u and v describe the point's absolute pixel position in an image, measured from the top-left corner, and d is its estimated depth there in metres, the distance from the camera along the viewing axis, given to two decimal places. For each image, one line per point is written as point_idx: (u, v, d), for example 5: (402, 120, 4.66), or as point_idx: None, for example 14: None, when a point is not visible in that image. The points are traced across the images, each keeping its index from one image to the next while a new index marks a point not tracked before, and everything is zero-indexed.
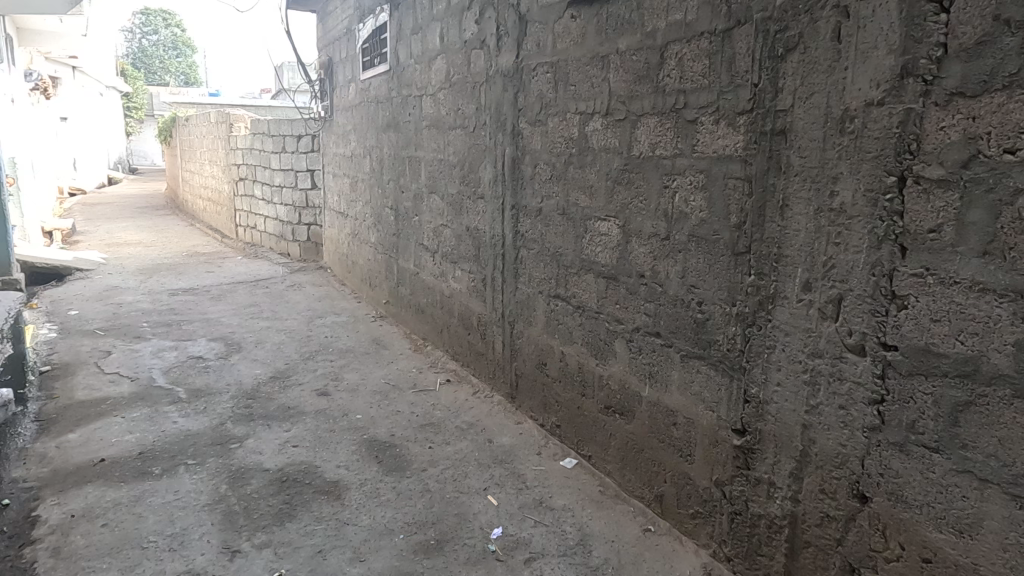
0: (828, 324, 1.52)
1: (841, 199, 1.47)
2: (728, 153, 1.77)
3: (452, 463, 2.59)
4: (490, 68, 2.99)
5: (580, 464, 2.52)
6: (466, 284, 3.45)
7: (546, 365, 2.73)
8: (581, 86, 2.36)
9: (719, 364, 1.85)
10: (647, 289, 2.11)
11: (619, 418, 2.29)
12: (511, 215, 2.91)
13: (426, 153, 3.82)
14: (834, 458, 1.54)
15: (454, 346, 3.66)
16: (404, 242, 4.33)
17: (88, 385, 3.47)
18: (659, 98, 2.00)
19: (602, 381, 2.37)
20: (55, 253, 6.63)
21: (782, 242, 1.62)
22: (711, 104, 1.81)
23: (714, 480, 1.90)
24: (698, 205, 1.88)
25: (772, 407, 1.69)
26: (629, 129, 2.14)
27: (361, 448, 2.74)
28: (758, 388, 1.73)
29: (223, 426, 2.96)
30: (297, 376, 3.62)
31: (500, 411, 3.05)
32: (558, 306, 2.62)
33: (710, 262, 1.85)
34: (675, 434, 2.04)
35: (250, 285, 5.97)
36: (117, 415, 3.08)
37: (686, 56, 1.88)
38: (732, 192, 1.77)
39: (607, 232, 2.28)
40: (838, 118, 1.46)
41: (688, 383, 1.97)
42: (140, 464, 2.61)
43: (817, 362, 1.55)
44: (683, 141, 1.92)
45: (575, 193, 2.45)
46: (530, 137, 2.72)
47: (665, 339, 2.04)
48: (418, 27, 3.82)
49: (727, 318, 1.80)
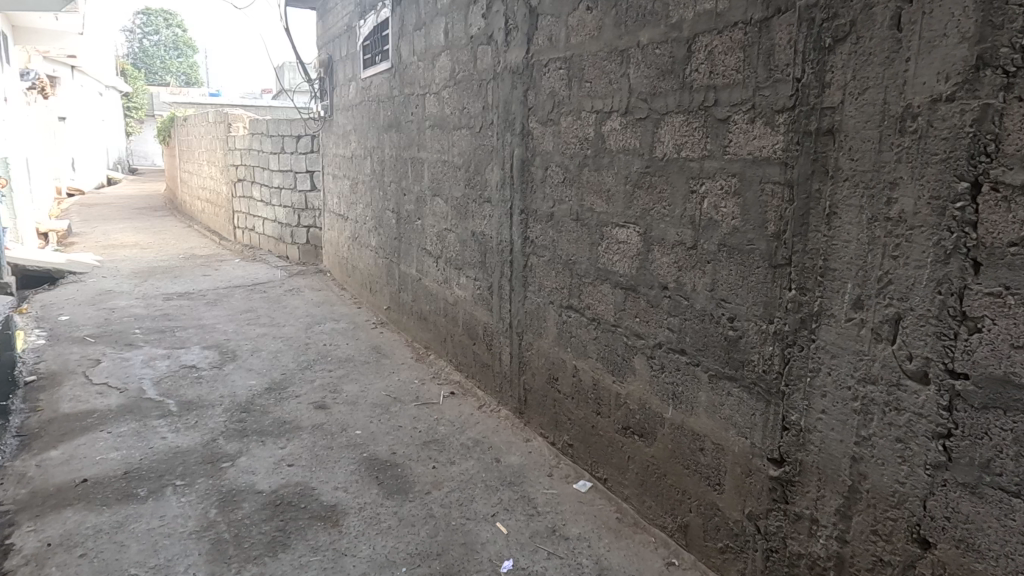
0: (883, 346, 1.36)
1: (899, 207, 1.31)
2: (765, 154, 1.61)
3: (457, 486, 2.42)
4: (497, 65, 2.83)
5: (595, 488, 2.35)
6: (471, 291, 3.29)
7: (557, 380, 2.57)
8: (597, 83, 2.20)
9: (754, 387, 1.69)
10: (671, 301, 1.95)
11: (639, 441, 2.13)
12: (520, 220, 2.75)
13: (430, 154, 3.66)
14: (889, 496, 1.37)
15: (458, 356, 3.49)
16: (406, 247, 4.17)
17: (74, 396, 3.30)
18: (685, 95, 1.84)
19: (619, 400, 2.21)
20: (48, 256, 6.43)
21: (827, 254, 1.46)
22: (746, 102, 1.65)
23: (746, 513, 1.74)
24: (730, 211, 1.72)
25: (814, 436, 1.53)
26: (650, 129, 1.98)
27: (360, 468, 2.58)
28: (799, 415, 1.56)
29: (215, 443, 2.80)
30: (294, 387, 3.45)
31: (507, 427, 2.88)
32: (570, 317, 2.46)
33: (744, 275, 1.69)
34: (702, 461, 1.88)
35: (247, 289, 5.80)
36: (103, 430, 2.92)
37: (717, 49, 1.72)
38: (770, 198, 1.61)
39: (626, 240, 2.11)
40: (898, 116, 1.30)
41: (717, 407, 1.81)
42: (125, 485, 2.44)
43: (870, 389, 1.40)
44: (713, 141, 1.76)
45: (589, 198, 2.29)
46: (541, 137, 2.56)
47: (691, 357, 1.88)
48: (421, 23, 3.66)
49: (763, 336, 1.64)
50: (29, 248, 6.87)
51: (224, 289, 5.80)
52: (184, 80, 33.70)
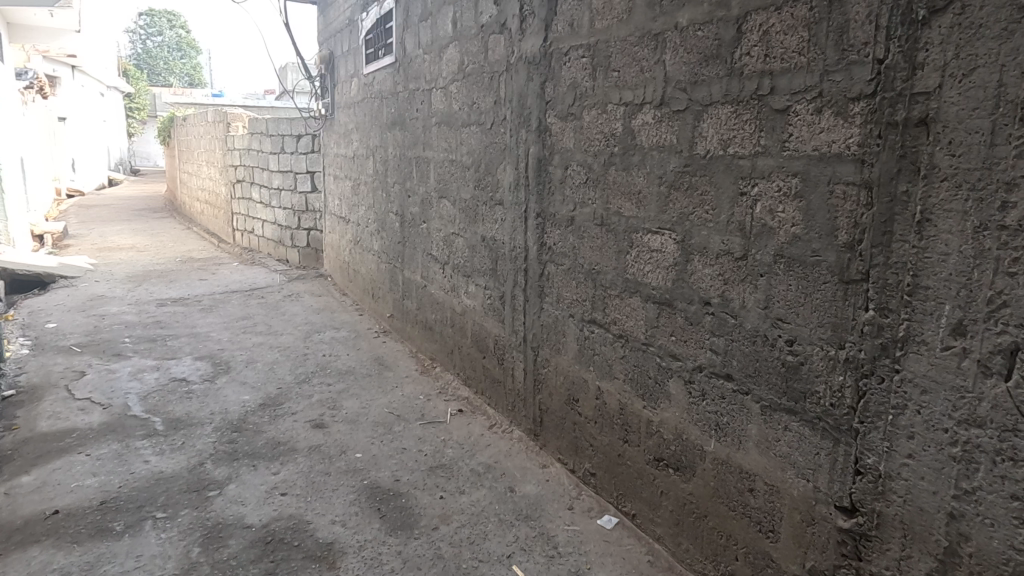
0: (993, 383, 1.12)
1: (1019, 213, 1.07)
2: (835, 151, 1.37)
3: (467, 521, 2.17)
4: (511, 55, 2.60)
5: (622, 524, 2.11)
6: (480, 300, 3.05)
7: (578, 402, 2.33)
8: (626, 71, 1.96)
9: (819, 423, 1.45)
10: (714, 319, 1.71)
11: (674, 474, 1.89)
12: (536, 225, 2.51)
13: (436, 153, 3.42)
14: (1000, 563, 1.13)
15: (466, 369, 3.26)
16: (410, 252, 3.94)
17: (54, 413, 3.06)
18: (733, 83, 1.60)
19: (650, 428, 1.97)
20: (40, 259, 6.21)
21: (918, 270, 1.21)
22: (810, 89, 1.40)
23: (807, 568, 1.50)
24: (790, 217, 1.48)
25: (898, 484, 1.29)
26: (689, 123, 1.74)
27: (360, 498, 2.34)
28: (878, 458, 1.32)
29: (202, 468, 2.56)
30: (290, 403, 3.21)
31: (520, 450, 2.65)
32: (593, 332, 2.22)
33: (808, 293, 1.45)
34: (752, 504, 1.64)
35: (245, 295, 5.58)
36: (81, 452, 2.68)
37: (776, 28, 1.48)
38: (841, 202, 1.36)
39: (660, 248, 1.87)
40: (1018, 102, 1.06)
41: (771, 443, 1.57)
42: (101, 517, 2.20)
43: (974, 434, 1.15)
44: (768, 135, 1.52)
45: (616, 201, 2.05)
46: (560, 133, 2.32)
47: (738, 384, 1.65)
48: (427, 13, 3.42)
49: (831, 364, 1.40)
50: (21, 251, 6.66)
51: (220, 294, 5.57)
52: (187, 81, 33.47)
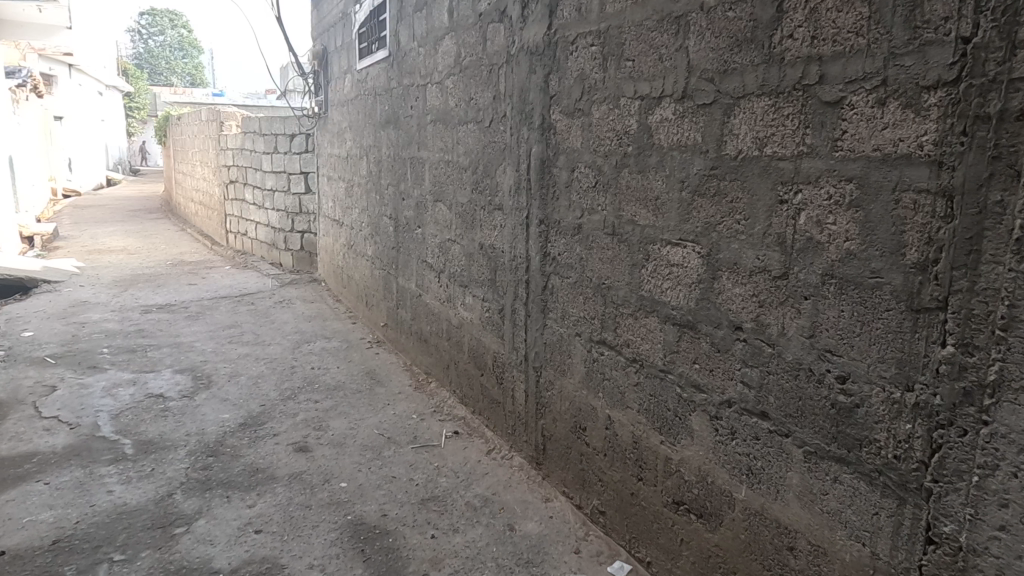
0: None
1: None
2: (902, 151, 1.12)
3: (461, 566, 1.93)
4: (512, 45, 2.36)
5: (635, 572, 1.87)
6: (477, 313, 2.82)
7: (585, 430, 2.09)
8: (642, 60, 1.72)
9: (878, 478, 1.21)
10: (746, 348, 1.47)
11: (696, 521, 1.65)
12: (539, 233, 2.27)
13: (431, 153, 3.18)
14: None
15: (464, 387, 3.02)
16: (405, 259, 3.70)
17: (16, 434, 2.82)
18: (772, 71, 1.36)
19: (669, 467, 1.73)
20: (24, 261, 5.98)
21: (1016, 299, 0.97)
22: (872, 76, 1.16)
23: None
24: (843, 229, 1.24)
25: (986, 562, 1.05)
26: (717, 119, 1.50)
27: (342, 537, 2.10)
28: (957, 527, 1.08)
29: (170, 499, 2.32)
30: (273, 423, 2.97)
31: (521, 480, 2.41)
32: (603, 354, 1.97)
33: (865, 321, 1.21)
34: (792, 565, 1.40)
35: (234, 301, 5.34)
36: (39, 480, 2.44)
37: (826, 4, 1.24)
38: (911, 212, 1.12)
39: (681, 263, 1.63)
40: None
41: (816, 497, 1.33)
42: (50, 560, 1.97)
43: None
44: (815, 132, 1.27)
45: (630, 208, 1.80)
46: (566, 131, 2.08)
47: (777, 424, 1.41)
48: (422, 3, 3.19)
49: (896, 408, 1.16)
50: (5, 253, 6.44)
51: (209, 301, 5.34)
52: (188, 81, 33.27)
